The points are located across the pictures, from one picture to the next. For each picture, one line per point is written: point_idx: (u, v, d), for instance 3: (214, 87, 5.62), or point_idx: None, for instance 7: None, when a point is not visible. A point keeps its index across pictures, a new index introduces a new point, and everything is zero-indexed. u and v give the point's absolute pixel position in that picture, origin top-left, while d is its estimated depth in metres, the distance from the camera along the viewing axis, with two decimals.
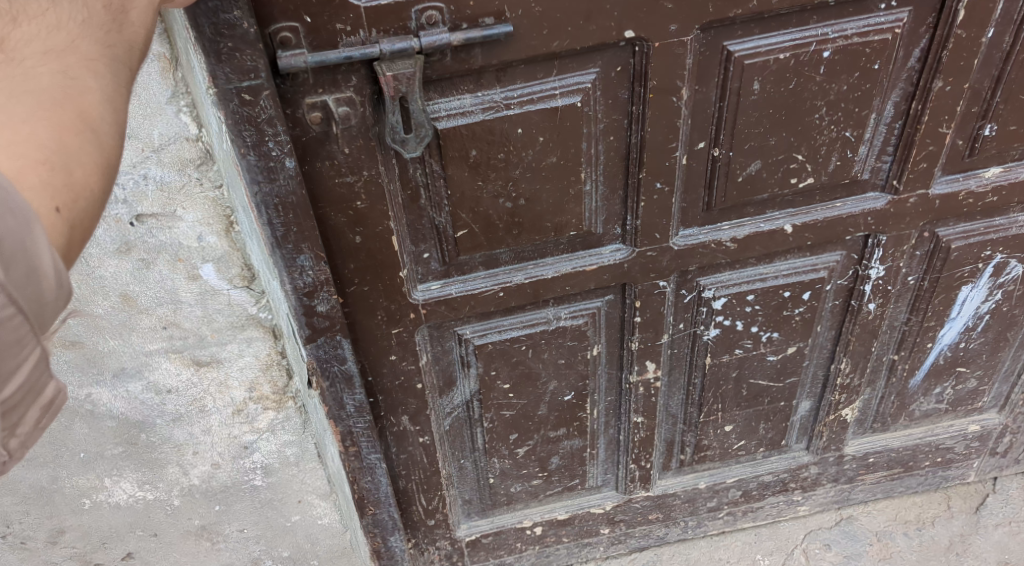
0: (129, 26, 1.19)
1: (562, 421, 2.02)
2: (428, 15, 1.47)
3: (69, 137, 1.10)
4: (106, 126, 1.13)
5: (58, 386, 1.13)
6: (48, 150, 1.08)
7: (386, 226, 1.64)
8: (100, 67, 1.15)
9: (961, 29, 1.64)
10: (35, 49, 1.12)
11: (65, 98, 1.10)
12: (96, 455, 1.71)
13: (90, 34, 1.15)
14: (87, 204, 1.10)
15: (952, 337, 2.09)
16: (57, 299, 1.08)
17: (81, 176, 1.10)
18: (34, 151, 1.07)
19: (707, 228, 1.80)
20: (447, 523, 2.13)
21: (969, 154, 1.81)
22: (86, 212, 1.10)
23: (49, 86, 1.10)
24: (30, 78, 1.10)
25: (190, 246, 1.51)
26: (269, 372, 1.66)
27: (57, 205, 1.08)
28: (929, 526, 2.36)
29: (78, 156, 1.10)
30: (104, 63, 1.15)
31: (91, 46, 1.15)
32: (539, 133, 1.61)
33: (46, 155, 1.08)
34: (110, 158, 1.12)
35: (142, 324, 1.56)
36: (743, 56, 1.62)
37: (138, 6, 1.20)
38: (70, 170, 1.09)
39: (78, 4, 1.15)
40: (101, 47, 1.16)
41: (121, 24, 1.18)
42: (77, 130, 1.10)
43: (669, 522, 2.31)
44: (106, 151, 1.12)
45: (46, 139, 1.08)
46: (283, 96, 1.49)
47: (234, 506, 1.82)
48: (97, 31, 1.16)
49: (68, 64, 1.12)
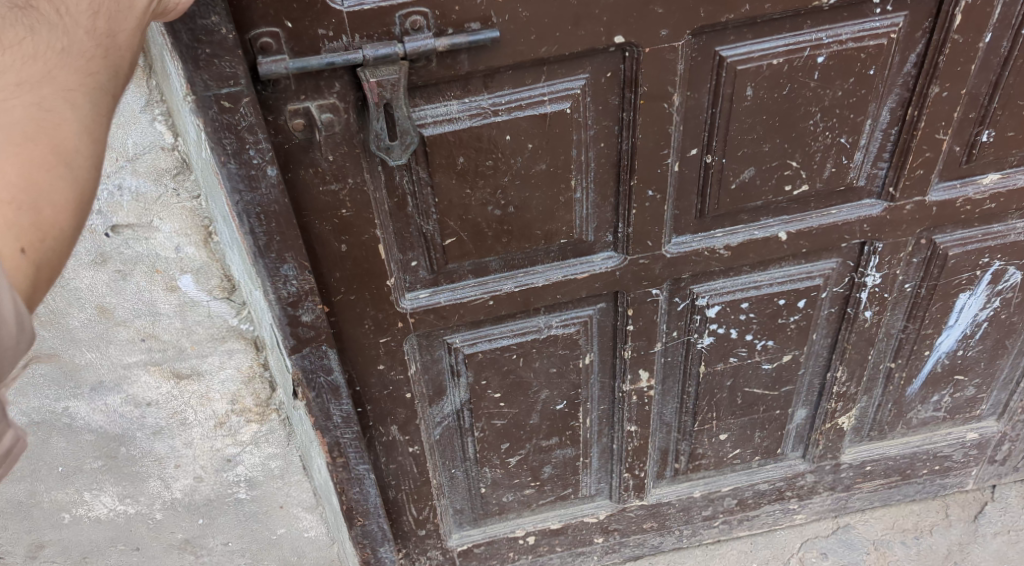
0: (115, 49, 1.19)
1: (554, 430, 1.99)
2: (413, 20, 1.44)
3: (41, 173, 1.10)
4: (81, 157, 1.13)
5: (17, 434, 1.14)
6: (15, 188, 1.08)
7: (372, 234, 1.61)
8: (79, 97, 1.15)
9: (958, 34, 1.61)
10: (9, 80, 1.11)
11: (37, 131, 1.10)
12: (75, 469, 1.69)
13: (68, 63, 1.15)
14: (54, 242, 1.11)
15: (950, 344, 2.06)
16: (19, 345, 1.08)
17: (51, 214, 1.10)
18: (3, 190, 1.07)
19: (701, 235, 1.77)
20: (438, 533, 2.10)
21: (966, 160, 1.78)
22: (56, 250, 1.11)
23: (22, 119, 1.10)
24: (3, 112, 1.09)
25: (167, 257, 1.49)
26: (251, 384, 1.64)
27: (23, 246, 1.08)
28: (927, 534, 2.33)
29: (48, 193, 1.10)
30: (83, 93, 1.15)
31: (70, 76, 1.15)
32: (528, 140, 1.58)
33: (13, 195, 1.08)
34: (84, 194, 1.13)
35: (119, 336, 1.54)
36: (736, 61, 1.58)
37: (127, 30, 1.20)
38: (39, 208, 1.09)
39: (58, 31, 1.15)
40: (82, 76, 1.16)
41: (108, 49, 1.18)
42: (51, 165, 1.11)
43: (664, 531, 2.28)
44: (81, 186, 1.13)
45: (15, 177, 1.08)
46: (265, 102, 1.46)
47: (218, 520, 1.80)
48: (77, 59, 1.16)
49: (43, 96, 1.12)
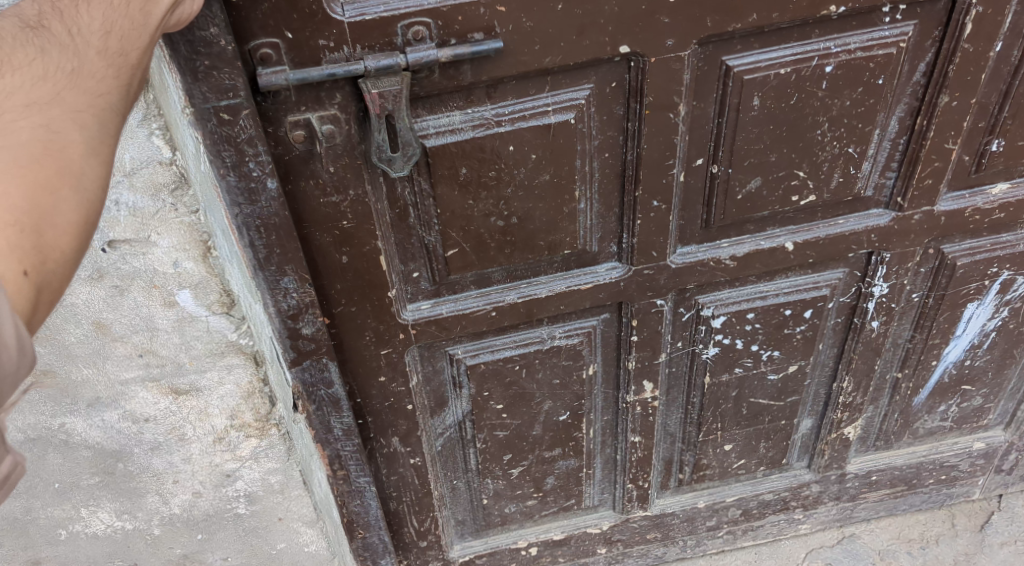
0: (126, 69, 1.17)
1: (557, 441, 1.97)
2: (415, 31, 1.42)
3: (44, 196, 1.08)
4: (87, 180, 1.11)
5: (14, 460, 1.14)
6: (18, 211, 1.06)
7: (373, 246, 1.59)
8: (88, 119, 1.13)
9: (968, 43, 1.59)
10: (17, 101, 1.09)
11: (43, 154, 1.09)
12: (71, 486, 1.67)
13: (78, 85, 1.13)
14: (54, 266, 1.09)
15: (957, 354, 2.04)
16: (19, 369, 1.05)
17: (53, 238, 1.08)
18: (5, 212, 1.05)
19: (706, 246, 1.75)
20: (439, 544, 2.07)
21: (975, 170, 1.75)
22: (56, 275, 1.09)
23: (28, 141, 1.08)
24: (9, 133, 1.08)
25: (165, 273, 1.46)
26: (250, 400, 1.61)
27: (24, 269, 1.06)
28: (933, 544, 2.31)
29: (51, 216, 1.08)
30: (92, 115, 1.13)
31: (79, 97, 1.13)
32: (532, 151, 1.56)
33: (17, 217, 1.06)
34: (88, 218, 1.11)
35: (117, 352, 1.52)
36: (743, 71, 1.56)
37: (139, 48, 1.18)
38: (41, 232, 1.07)
39: (68, 53, 1.13)
40: (91, 97, 1.14)
41: (119, 68, 1.16)
42: (55, 188, 1.09)
43: (668, 542, 2.26)
44: (85, 210, 1.11)
45: (18, 199, 1.06)
46: (264, 113, 1.44)
47: (217, 535, 1.77)
48: (88, 80, 1.14)
49: (52, 118, 1.11)
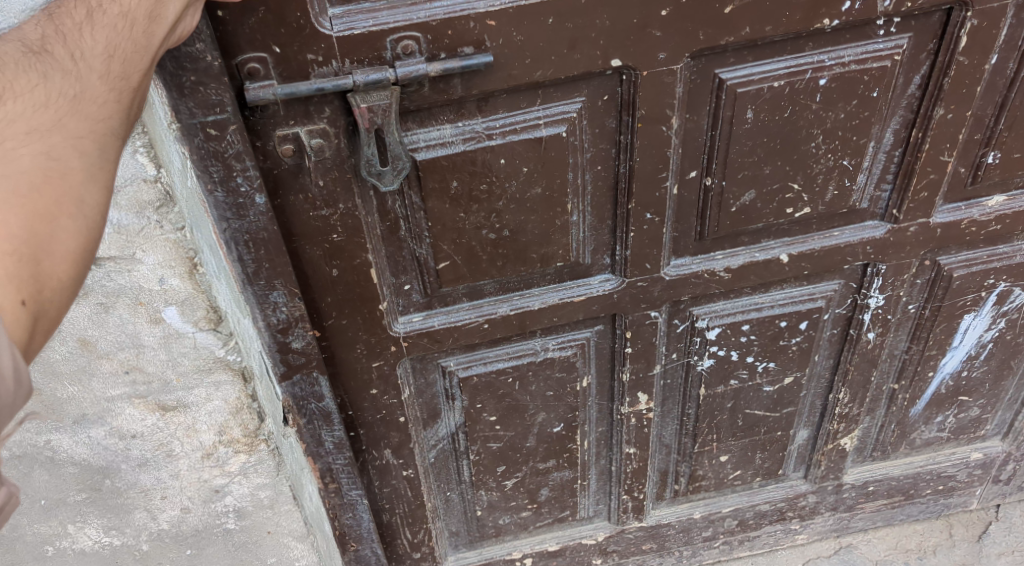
0: (127, 92, 1.17)
1: (552, 452, 1.96)
2: (404, 45, 1.41)
3: (43, 225, 1.07)
4: (87, 208, 1.11)
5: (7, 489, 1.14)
6: (17, 240, 1.05)
7: (363, 259, 1.58)
8: (89, 145, 1.13)
9: (963, 56, 1.58)
10: (19, 128, 1.09)
11: (44, 182, 1.08)
12: (58, 502, 1.66)
13: (80, 110, 1.13)
14: (52, 294, 1.08)
15: (954, 365, 2.02)
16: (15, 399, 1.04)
17: (51, 266, 1.07)
18: (4, 241, 1.05)
19: (700, 258, 1.73)
20: (433, 556, 2.06)
21: (971, 181, 1.74)
22: (52, 303, 1.08)
23: (30, 169, 1.08)
24: (9, 161, 1.07)
25: (150, 289, 1.44)
26: (238, 415, 1.59)
27: (22, 298, 1.05)
28: (930, 555, 2.30)
29: (49, 245, 1.07)
30: (93, 141, 1.13)
31: (80, 123, 1.12)
32: (523, 164, 1.55)
33: (15, 246, 1.05)
34: (86, 247, 1.11)
35: (103, 369, 1.50)
36: (736, 84, 1.55)
37: (139, 71, 1.19)
38: (40, 261, 1.07)
39: (70, 79, 1.13)
40: (93, 122, 1.13)
41: (121, 92, 1.16)
42: (54, 216, 1.08)
43: (663, 552, 2.24)
44: (82, 239, 1.10)
45: (17, 227, 1.05)
46: (252, 127, 1.43)
47: (206, 550, 1.75)
48: (90, 106, 1.14)
49: (53, 145, 1.10)
